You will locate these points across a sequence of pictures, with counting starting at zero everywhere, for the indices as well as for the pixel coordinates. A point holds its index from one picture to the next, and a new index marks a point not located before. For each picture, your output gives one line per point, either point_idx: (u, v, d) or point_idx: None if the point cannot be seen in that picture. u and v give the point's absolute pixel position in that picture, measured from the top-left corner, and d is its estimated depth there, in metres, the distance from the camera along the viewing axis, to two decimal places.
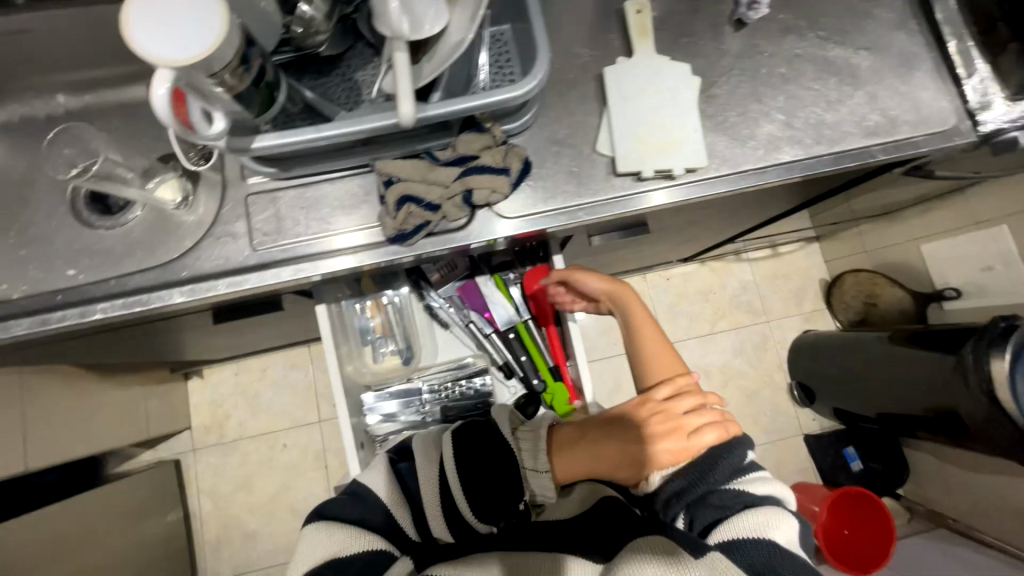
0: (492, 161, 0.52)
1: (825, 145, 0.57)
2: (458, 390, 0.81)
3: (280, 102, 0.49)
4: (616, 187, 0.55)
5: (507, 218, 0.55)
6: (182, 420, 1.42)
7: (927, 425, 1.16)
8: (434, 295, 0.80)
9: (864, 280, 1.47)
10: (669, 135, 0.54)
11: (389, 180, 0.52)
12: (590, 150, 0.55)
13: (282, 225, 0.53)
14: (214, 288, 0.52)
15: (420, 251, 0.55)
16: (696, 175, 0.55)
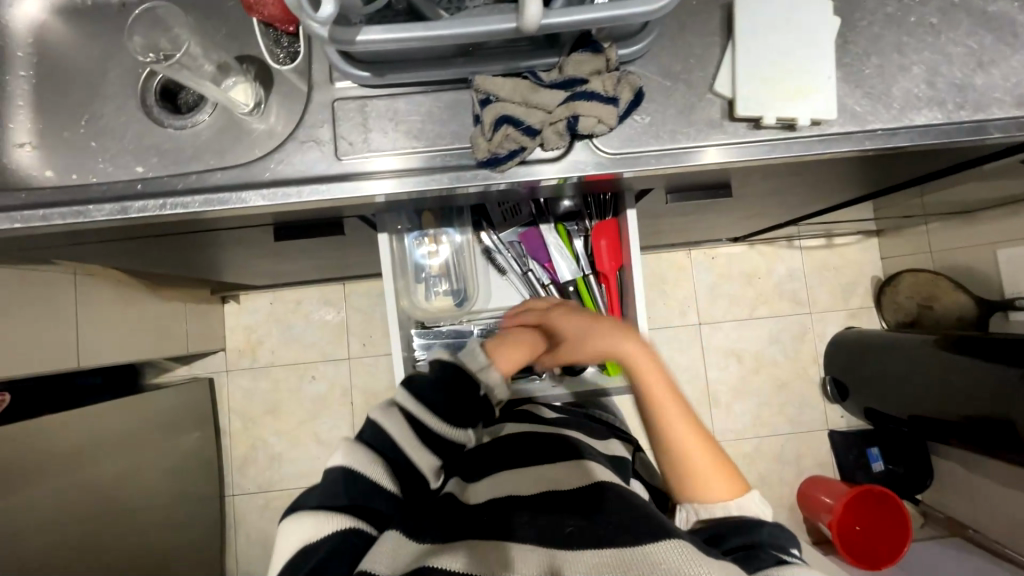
0: (601, 89, 0.47)
1: (967, 112, 0.51)
2: None
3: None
4: (728, 133, 0.50)
5: (608, 153, 0.50)
6: (218, 341, 1.45)
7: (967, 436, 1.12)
8: (494, 237, 0.80)
9: (925, 282, 1.39)
10: (799, 79, 0.48)
11: (486, 99, 0.47)
12: (705, 89, 0.50)
13: (369, 134, 0.50)
14: (294, 195, 0.50)
15: (511, 179, 0.51)
16: (819, 130, 0.50)
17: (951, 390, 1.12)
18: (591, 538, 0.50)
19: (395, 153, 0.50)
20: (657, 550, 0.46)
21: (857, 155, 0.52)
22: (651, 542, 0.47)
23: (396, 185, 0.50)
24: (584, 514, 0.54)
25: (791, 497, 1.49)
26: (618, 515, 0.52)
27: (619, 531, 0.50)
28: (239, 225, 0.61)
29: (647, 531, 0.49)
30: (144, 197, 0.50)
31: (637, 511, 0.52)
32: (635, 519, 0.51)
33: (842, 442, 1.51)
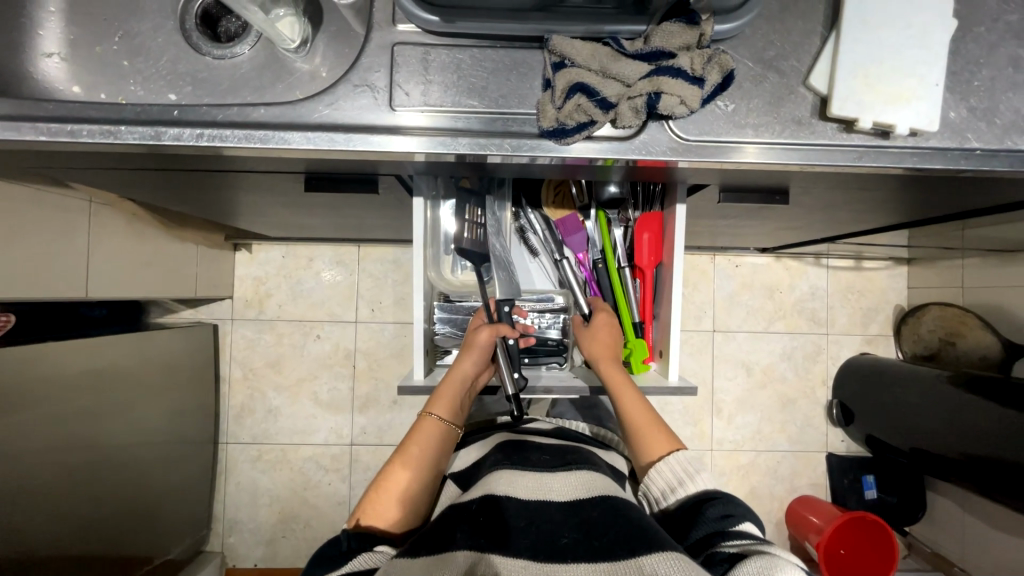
0: (689, 66, 0.43)
1: None
2: (536, 320, 0.80)
3: None
4: (815, 134, 0.46)
5: (681, 137, 0.46)
6: (226, 288, 1.42)
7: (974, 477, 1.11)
8: (531, 217, 0.77)
9: (950, 317, 1.34)
10: (904, 82, 0.44)
11: (561, 63, 0.44)
12: (798, 82, 0.46)
13: (428, 86, 0.46)
14: (334, 142, 0.45)
15: (570, 156, 0.46)
16: (915, 141, 0.46)
17: (964, 430, 1.09)
18: (584, 550, 0.51)
19: (450, 110, 0.46)
20: (651, 562, 0.46)
21: (950, 174, 0.48)
22: (645, 554, 0.47)
23: (430, 143, 0.45)
24: (577, 525, 0.55)
25: (779, 513, 1.49)
26: (614, 530, 0.52)
27: (611, 540, 0.51)
28: (272, 168, 0.58)
29: (643, 544, 0.49)
30: (180, 124, 0.46)
31: (632, 521, 0.53)
32: (630, 530, 0.52)
33: (839, 467, 1.49)
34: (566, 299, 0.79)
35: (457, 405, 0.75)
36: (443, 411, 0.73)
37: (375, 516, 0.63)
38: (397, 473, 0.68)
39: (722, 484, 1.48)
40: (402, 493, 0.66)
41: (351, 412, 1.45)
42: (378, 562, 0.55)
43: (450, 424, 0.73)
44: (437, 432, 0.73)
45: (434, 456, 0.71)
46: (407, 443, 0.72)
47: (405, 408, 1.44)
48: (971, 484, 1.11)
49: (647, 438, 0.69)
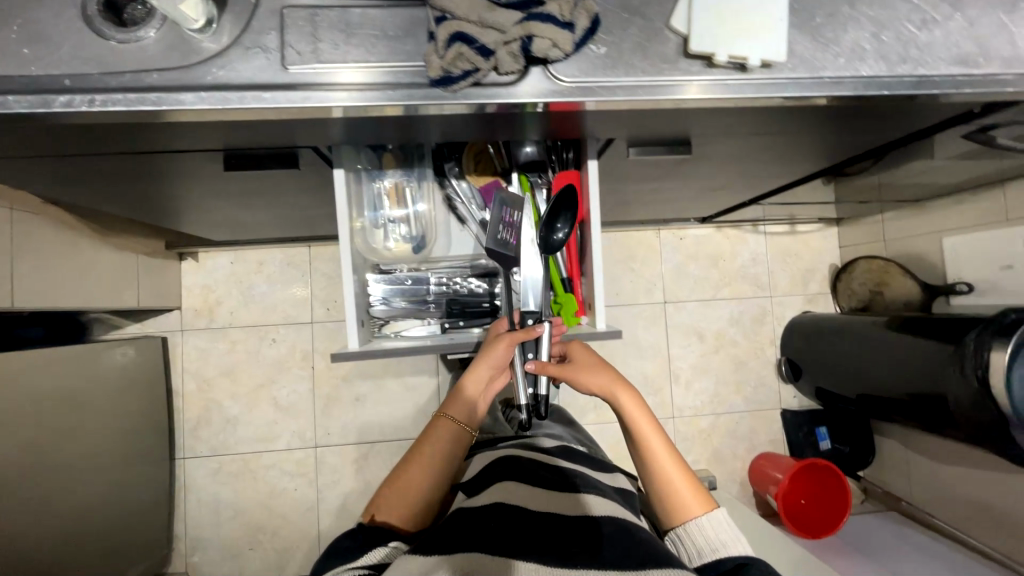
0: (558, 13, 0.47)
1: (909, 66, 0.53)
2: (466, 287, 0.81)
3: None
4: (681, 70, 0.51)
5: (559, 81, 0.50)
6: (173, 298, 1.39)
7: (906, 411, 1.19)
8: (456, 185, 0.77)
9: (877, 269, 1.43)
10: (752, 19, 0.49)
11: (441, 17, 0.47)
12: (662, 24, 0.50)
13: (318, 45, 0.48)
14: (232, 101, 0.48)
15: (461, 102, 0.50)
16: (769, 73, 0.51)
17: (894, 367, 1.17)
18: (592, 558, 0.58)
19: (386, 65, 0.49)
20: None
21: (807, 102, 0.53)
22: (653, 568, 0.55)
23: (360, 97, 0.49)
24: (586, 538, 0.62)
25: (742, 473, 1.55)
26: (622, 548, 0.59)
27: (618, 554, 0.58)
28: (184, 143, 0.59)
29: (651, 560, 0.56)
30: (71, 91, 0.47)
31: (639, 542, 0.60)
32: (637, 544, 0.59)
33: (793, 422, 1.56)
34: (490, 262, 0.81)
35: (469, 409, 0.82)
36: (455, 413, 0.81)
37: (391, 511, 0.73)
38: (411, 470, 0.77)
39: (686, 449, 1.53)
40: (418, 492, 0.75)
41: (314, 414, 1.43)
42: (393, 556, 0.67)
43: (462, 427, 0.81)
44: (452, 433, 0.80)
45: (448, 459, 0.79)
46: (423, 439, 0.80)
47: (368, 404, 1.44)
48: (912, 420, 1.18)
49: (677, 494, 0.75)
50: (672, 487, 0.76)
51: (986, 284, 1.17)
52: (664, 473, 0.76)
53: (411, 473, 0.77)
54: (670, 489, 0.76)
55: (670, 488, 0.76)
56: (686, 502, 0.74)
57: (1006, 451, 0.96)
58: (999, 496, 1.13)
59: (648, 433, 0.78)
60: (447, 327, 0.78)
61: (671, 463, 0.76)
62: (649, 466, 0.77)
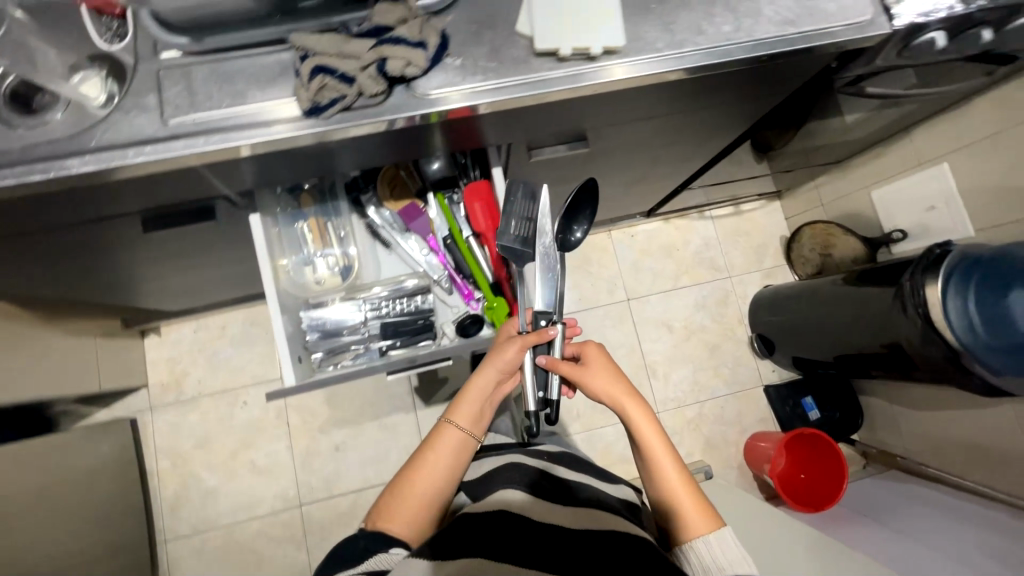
0: (407, 35, 0.51)
1: (744, 33, 0.59)
2: (398, 307, 0.81)
3: None
4: (535, 68, 0.55)
5: (424, 95, 0.54)
6: (138, 377, 1.38)
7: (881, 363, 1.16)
8: (376, 213, 0.80)
9: (820, 232, 1.47)
10: (588, 15, 0.54)
11: (305, 55, 0.52)
12: (510, 31, 0.55)
13: (194, 97, 0.52)
14: (123, 158, 0.51)
15: (336, 128, 0.53)
16: (616, 58, 0.56)
17: (849, 321, 1.19)
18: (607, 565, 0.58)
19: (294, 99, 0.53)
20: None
21: (659, 77, 0.58)
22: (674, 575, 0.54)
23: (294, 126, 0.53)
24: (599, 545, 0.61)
25: (738, 457, 1.52)
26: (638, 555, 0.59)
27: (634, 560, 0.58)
28: (93, 209, 0.61)
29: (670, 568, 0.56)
30: None
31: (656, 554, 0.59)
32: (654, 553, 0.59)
33: (777, 396, 1.55)
34: (418, 281, 0.82)
35: (477, 413, 0.77)
36: (461, 420, 0.75)
37: (393, 516, 0.70)
38: (416, 476, 0.72)
39: (677, 443, 1.50)
40: (420, 500, 0.71)
41: (294, 471, 1.40)
42: (392, 563, 0.64)
43: (468, 433, 0.75)
44: (456, 442, 0.75)
45: (453, 468, 0.74)
46: (428, 445, 0.75)
47: (349, 452, 1.41)
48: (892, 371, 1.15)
49: (683, 510, 0.67)
50: (676, 501, 0.68)
51: (917, 228, 1.21)
52: (669, 485, 0.69)
53: (415, 480, 0.72)
54: (674, 503, 0.68)
55: (674, 502, 0.68)
56: (691, 519, 0.67)
57: (969, 384, 0.96)
58: (987, 435, 1.12)
59: (654, 439, 0.71)
60: (383, 350, 0.79)
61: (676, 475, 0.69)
62: (652, 475, 0.70)
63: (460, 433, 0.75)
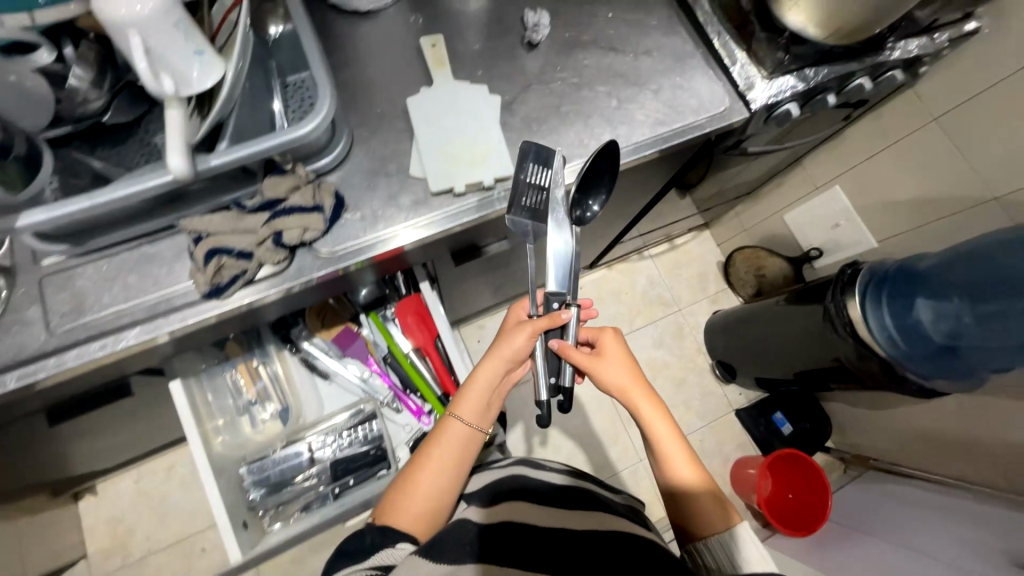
0: (301, 202, 0.52)
1: (622, 139, 0.64)
2: (346, 441, 0.76)
3: (47, 164, 0.48)
4: (434, 207, 0.57)
5: (328, 254, 0.54)
6: (75, 548, 1.23)
7: (839, 376, 1.16)
8: (310, 347, 0.78)
9: (750, 256, 1.56)
10: (475, 152, 0.57)
11: (198, 237, 0.51)
12: (405, 175, 0.57)
13: (83, 301, 0.50)
14: (2, 383, 0.47)
15: (242, 303, 0.52)
16: (510, 184, 0.59)
17: (789, 342, 1.24)
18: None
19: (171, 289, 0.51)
20: None
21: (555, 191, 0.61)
22: None
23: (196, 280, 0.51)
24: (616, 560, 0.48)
25: (727, 489, 1.51)
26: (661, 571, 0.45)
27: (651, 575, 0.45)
28: None
29: None
30: None
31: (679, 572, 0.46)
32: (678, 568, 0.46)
33: (750, 418, 1.58)
34: (365, 408, 0.78)
35: (486, 407, 0.62)
36: (467, 413, 0.60)
37: (395, 511, 0.56)
38: (416, 467, 0.59)
39: None
40: (426, 496, 0.57)
41: None
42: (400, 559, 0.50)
43: (477, 429, 0.60)
44: (461, 440, 0.60)
45: (462, 463, 0.60)
46: (429, 439, 0.61)
47: None
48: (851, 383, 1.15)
49: (698, 506, 0.55)
50: (688, 491, 0.56)
51: (829, 245, 1.31)
52: (680, 477, 0.57)
53: (419, 470, 0.58)
54: (685, 498, 0.56)
55: (686, 496, 0.56)
56: (704, 516, 0.54)
57: (903, 391, 0.84)
58: (938, 424, 1.18)
59: (659, 423, 0.59)
60: (337, 491, 0.74)
61: (689, 467, 0.57)
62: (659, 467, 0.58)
63: (468, 427, 0.60)
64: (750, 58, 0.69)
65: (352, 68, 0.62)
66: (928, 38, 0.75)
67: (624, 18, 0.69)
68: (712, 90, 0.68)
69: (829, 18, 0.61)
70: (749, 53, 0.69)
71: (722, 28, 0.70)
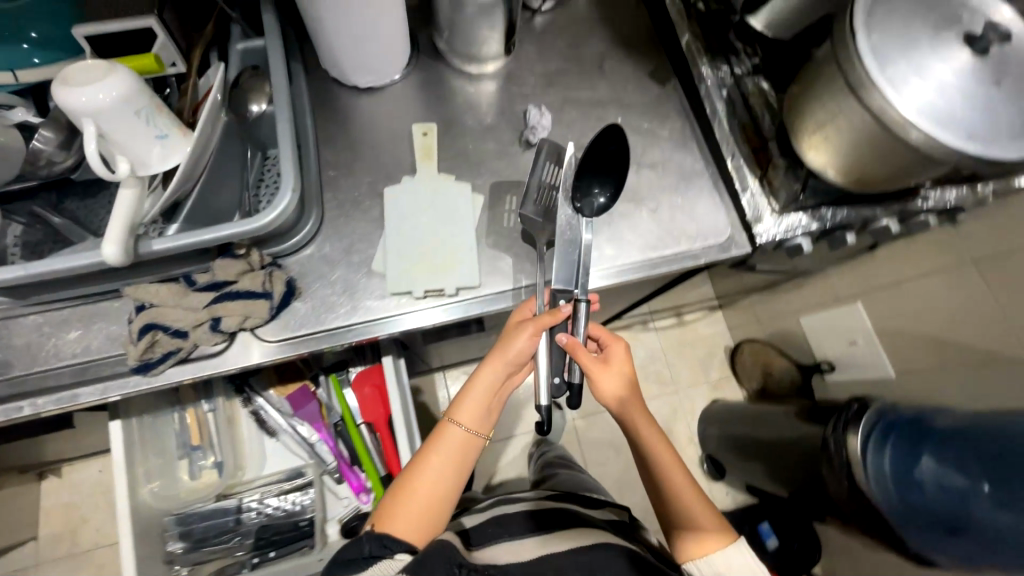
0: (250, 287, 0.50)
1: (605, 259, 0.60)
2: (277, 508, 0.73)
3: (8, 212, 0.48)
4: (389, 307, 0.54)
5: (270, 342, 0.52)
6: None
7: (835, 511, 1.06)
8: (261, 401, 0.75)
9: (758, 350, 1.48)
10: (442, 256, 0.55)
11: (140, 306, 0.49)
12: (366, 268, 0.55)
13: (14, 356, 0.49)
14: None
15: (172, 381, 0.51)
16: (474, 293, 0.56)
17: (786, 458, 1.10)
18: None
19: (101, 357, 0.50)
20: None
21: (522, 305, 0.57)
22: None
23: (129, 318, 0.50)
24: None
25: None
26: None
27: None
28: None
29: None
30: None
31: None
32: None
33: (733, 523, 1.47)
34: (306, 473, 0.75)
35: (490, 410, 0.55)
36: (472, 419, 0.53)
37: (395, 521, 0.48)
38: (413, 473, 0.52)
39: None
40: (428, 500, 0.50)
41: None
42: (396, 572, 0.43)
43: (481, 434, 0.54)
44: (463, 447, 0.53)
45: (463, 470, 0.53)
46: (430, 443, 0.53)
47: None
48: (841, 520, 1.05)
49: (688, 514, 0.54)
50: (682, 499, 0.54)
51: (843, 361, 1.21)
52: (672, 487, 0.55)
53: (419, 476, 0.51)
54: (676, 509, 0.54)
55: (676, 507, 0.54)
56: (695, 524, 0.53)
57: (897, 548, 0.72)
58: None
59: (655, 444, 0.55)
60: (256, 562, 0.71)
61: (681, 480, 0.55)
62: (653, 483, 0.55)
63: (473, 433, 0.53)
64: (763, 187, 0.64)
65: (341, 143, 0.61)
66: (968, 190, 0.68)
67: (633, 127, 0.66)
68: (714, 218, 0.63)
69: (852, 168, 0.55)
70: (763, 183, 0.64)
71: (738, 151, 0.65)
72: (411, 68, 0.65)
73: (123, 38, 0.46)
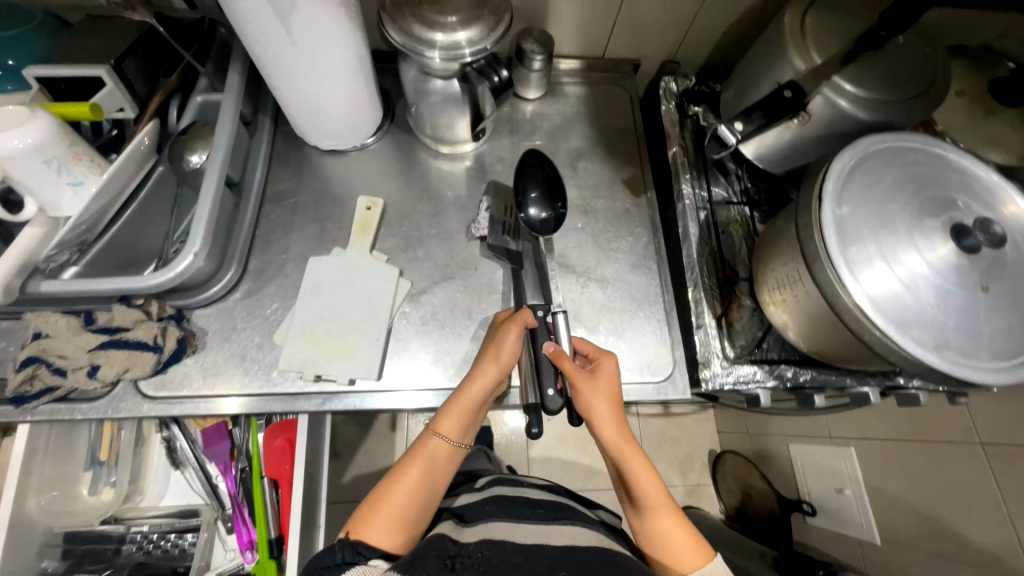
0: (142, 337, 0.48)
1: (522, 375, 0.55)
2: (162, 546, 0.70)
3: None
4: (279, 384, 0.52)
5: (149, 397, 0.51)
6: None
7: None
8: (177, 430, 0.74)
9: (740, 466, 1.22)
10: (344, 341, 0.52)
11: (38, 333, 0.48)
12: (269, 336, 0.54)
13: None
14: None
15: (45, 416, 0.49)
16: (371, 386, 0.53)
17: None
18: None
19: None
20: None
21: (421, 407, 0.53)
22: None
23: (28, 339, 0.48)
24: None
25: None
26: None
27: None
28: None
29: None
30: None
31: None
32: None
33: None
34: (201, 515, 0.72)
35: (475, 420, 0.50)
36: (454, 426, 0.48)
37: (374, 529, 0.42)
38: (393, 477, 0.46)
39: None
40: (407, 508, 0.44)
41: None
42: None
43: (465, 445, 0.49)
44: (445, 457, 0.47)
45: (444, 480, 0.47)
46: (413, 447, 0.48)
47: None
48: None
49: (661, 534, 0.43)
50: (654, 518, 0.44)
51: None
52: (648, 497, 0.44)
53: (398, 480, 0.45)
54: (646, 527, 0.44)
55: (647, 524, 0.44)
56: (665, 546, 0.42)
57: None
58: None
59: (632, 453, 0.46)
60: None
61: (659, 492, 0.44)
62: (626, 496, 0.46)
63: (457, 440, 0.48)
64: (720, 328, 0.58)
65: (289, 200, 0.60)
66: None
67: (592, 236, 0.62)
68: (656, 352, 0.57)
69: (812, 338, 0.48)
70: (722, 323, 0.58)
71: (703, 281, 0.59)
72: (379, 138, 0.64)
73: (76, 82, 0.48)
